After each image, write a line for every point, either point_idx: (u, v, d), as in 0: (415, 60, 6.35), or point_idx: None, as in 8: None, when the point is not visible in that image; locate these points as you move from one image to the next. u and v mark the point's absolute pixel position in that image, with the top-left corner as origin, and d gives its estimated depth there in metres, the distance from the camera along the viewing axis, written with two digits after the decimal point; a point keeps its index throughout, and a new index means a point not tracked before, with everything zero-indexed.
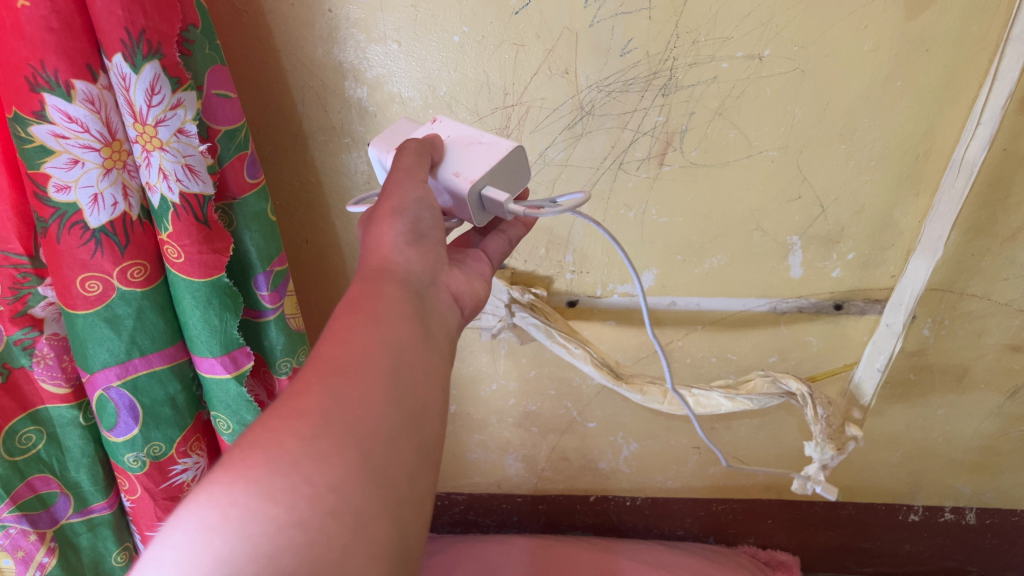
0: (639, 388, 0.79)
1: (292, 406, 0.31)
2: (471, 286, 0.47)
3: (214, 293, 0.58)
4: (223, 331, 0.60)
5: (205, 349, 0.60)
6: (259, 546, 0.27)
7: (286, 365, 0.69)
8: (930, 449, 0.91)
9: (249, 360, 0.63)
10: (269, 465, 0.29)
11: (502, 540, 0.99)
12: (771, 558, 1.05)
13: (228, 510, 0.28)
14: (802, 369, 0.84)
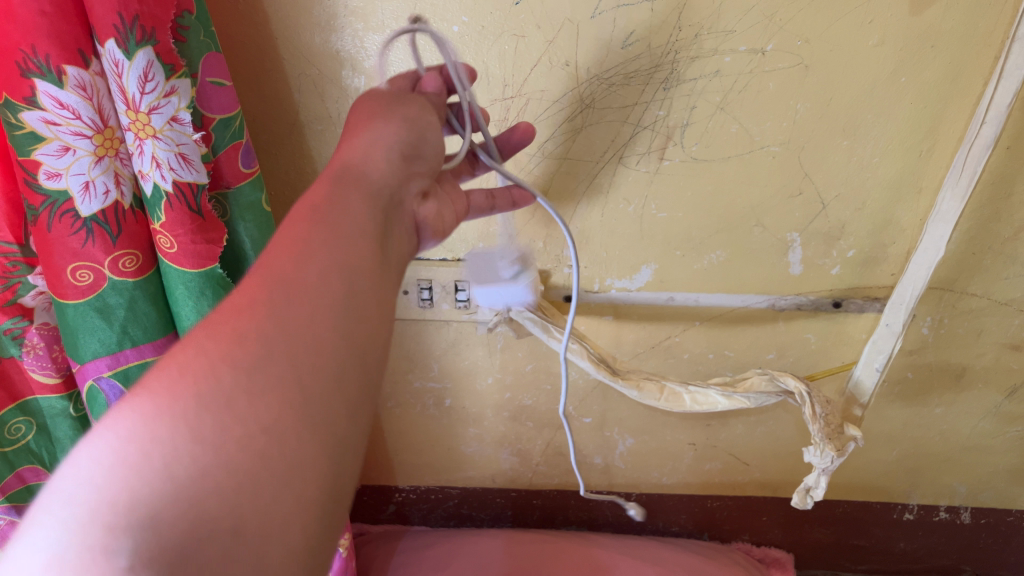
0: (636, 385, 0.77)
1: (228, 332, 0.29)
2: (440, 220, 0.46)
3: (207, 284, 0.57)
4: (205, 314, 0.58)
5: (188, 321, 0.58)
6: (184, 483, 0.25)
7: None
8: (926, 449, 0.91)
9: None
10: (201, 399, 0.27)
11: (496, 535, 0.99)
12: (766, 556, 1.05)
13: (149, 446, 0.25)
14: (800, 367, 0.83)
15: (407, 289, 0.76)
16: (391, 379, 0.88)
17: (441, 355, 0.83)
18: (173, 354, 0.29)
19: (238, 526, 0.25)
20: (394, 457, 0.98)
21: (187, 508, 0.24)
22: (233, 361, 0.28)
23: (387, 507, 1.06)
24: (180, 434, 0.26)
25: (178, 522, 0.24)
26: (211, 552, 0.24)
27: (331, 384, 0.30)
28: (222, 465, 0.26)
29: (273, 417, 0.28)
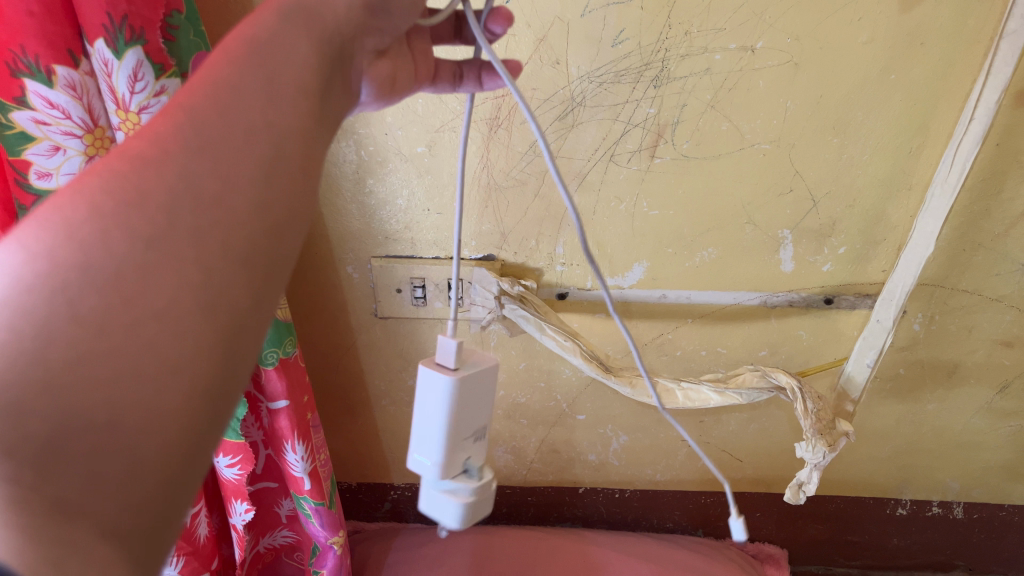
0: (629, 381, 0.78)
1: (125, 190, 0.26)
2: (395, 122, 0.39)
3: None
4: None
5: None
6: (68, 350, 0.23)
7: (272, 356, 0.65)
8: (919, 445, 0.91)
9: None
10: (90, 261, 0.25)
11: (491, 532, 0.99)
12: (760, 551, 1.05)
13: (22, 326, 0.23)
14: (793, 363, 0.83)
15: (400, 287, 0.76)
16: (385, 377, 0.88)
17: (435, 353, 0.84)
18: (56, 209, 0.26)
19: (112, 418, 0.23)
20: (388, 455, 0.99)
21: (54, 398, 0.22)
22: (127, 227, 0.25)
23: (382, 505, 1.06)
24: (55, 311, 0.23)
25: (44, 415, 0.22)
26: (84, 443, 0.22)
27: (240, 264, 0.27)
28: (101, 346, 0.23)
29: (175, 301, 0.25)
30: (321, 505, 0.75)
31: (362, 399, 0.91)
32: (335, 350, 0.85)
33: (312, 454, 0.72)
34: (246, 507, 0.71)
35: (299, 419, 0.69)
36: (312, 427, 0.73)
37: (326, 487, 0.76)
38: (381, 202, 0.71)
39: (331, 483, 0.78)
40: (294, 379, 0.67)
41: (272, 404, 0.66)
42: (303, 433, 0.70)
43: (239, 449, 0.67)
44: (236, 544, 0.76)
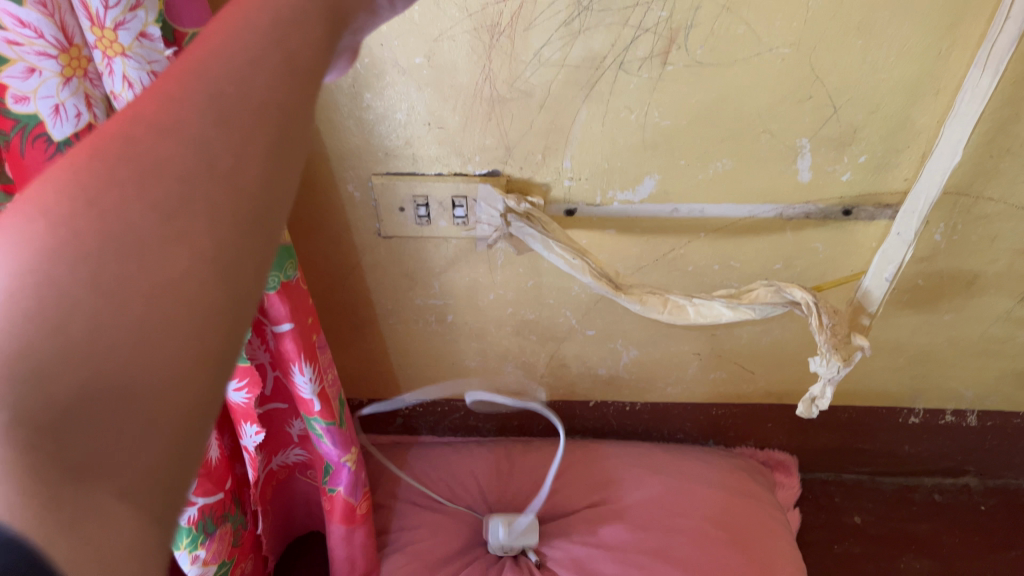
0: (639, 299, 0.75)
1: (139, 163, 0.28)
2: None
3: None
4: None
5: None
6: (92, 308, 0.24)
7: (273, 279, 0.62)
8: (934, 356, 0.90)
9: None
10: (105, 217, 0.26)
11: (501, 446, 0.99)
12: (770, 459, 1.05)
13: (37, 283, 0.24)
14: (808, 277, 0.81)
15: (403, 206, 0.74)
16: (392, 296, 0.87)
17: (441, 273, 0.83)
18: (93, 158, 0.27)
19: (133, 382, 0.24)
20: (398, 372, 0.98)
21: (79, 363, 0.23)
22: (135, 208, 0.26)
23: (394, 421, 1.06)
24: (71, 266, 0.24)
25: (66, 375, 0.23)
26: (95, 410, 0.23)
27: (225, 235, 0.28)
28: (153, 279, 0.25)
29: (190, 277, 0.26)
30: (332, 424, 0.74)
31: (369, 317, 0.90)
32: (340, 270, 0.84)
33: (319, 375, 0.71)
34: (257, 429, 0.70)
35: (303, 342, 0.68)
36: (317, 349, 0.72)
37: (335, 407, 0.75)
38: (380, 117, 0.68)
39: (340, 400, 0.78)
40: (297, 302, 0.66)
41: (274, 328, 0.65)
42: (308, 354, 0.69)
43: (245, 373, 0.66)
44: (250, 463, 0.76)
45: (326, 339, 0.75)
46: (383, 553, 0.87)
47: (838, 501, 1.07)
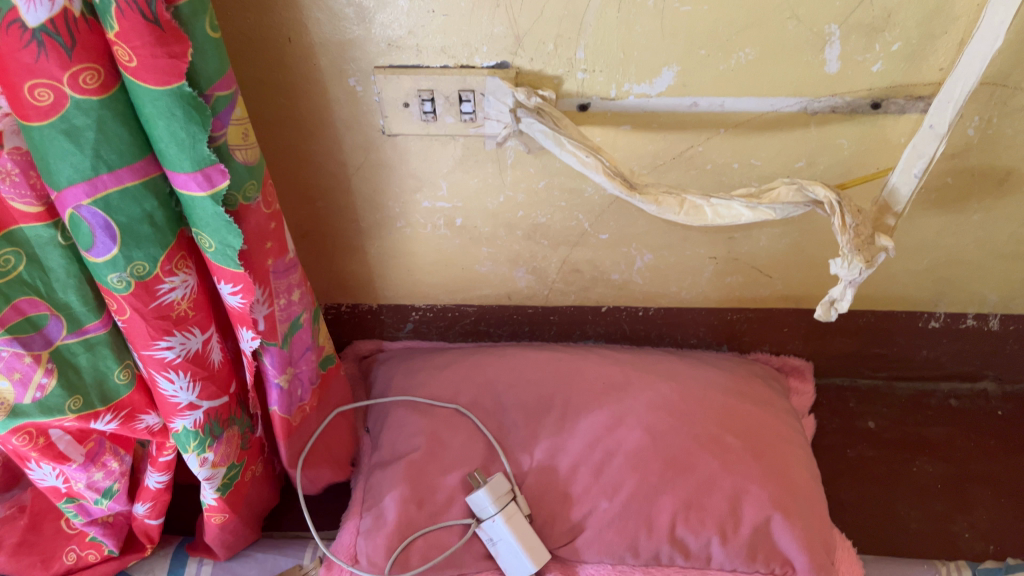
0: (654, 198, 0.72)
1: None
2: None
3: (176, 103, 0.52)
4: (189, 145, 0.54)
5: (175, 163, 0.55)
6: None
7: (235, 200, 0.62)
8: (958, 258, 0.87)
9: (226, 180, 0.57)
10: None
11: (511, 351, 0.98)
12: (785, 364, 1.04)
13: None
14: (831, 175, 0.77)
15: (407, 101, 0.71)
16: (399, 198, 0.84)
17: (449, 174, 0.80)
18: None
19: None
20: (406, 277, 0.96)
21: None
22: None
23: (404, 327, 1.04)
24: None
25: None
26: None
27: None
28: None
29: None
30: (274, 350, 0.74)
31: (376, 221, 0.88)
32: (345, 172, 0.81)
33: (272, 299, 0.71)
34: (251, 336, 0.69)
35: (258, 265, 0.68)
36: (276, 272, 0.71)
37: (281, 329, 0.75)
38: (357, 16, 0.66)
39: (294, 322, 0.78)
40: (256, 226, 0.65)
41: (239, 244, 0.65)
42: (262, 278, 0.69)
43: (237, 278, 0.64)
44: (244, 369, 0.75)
45: (292, 262, 0.73)
46: (389, 459, 0.89)
47: (852, 406, 1.07)
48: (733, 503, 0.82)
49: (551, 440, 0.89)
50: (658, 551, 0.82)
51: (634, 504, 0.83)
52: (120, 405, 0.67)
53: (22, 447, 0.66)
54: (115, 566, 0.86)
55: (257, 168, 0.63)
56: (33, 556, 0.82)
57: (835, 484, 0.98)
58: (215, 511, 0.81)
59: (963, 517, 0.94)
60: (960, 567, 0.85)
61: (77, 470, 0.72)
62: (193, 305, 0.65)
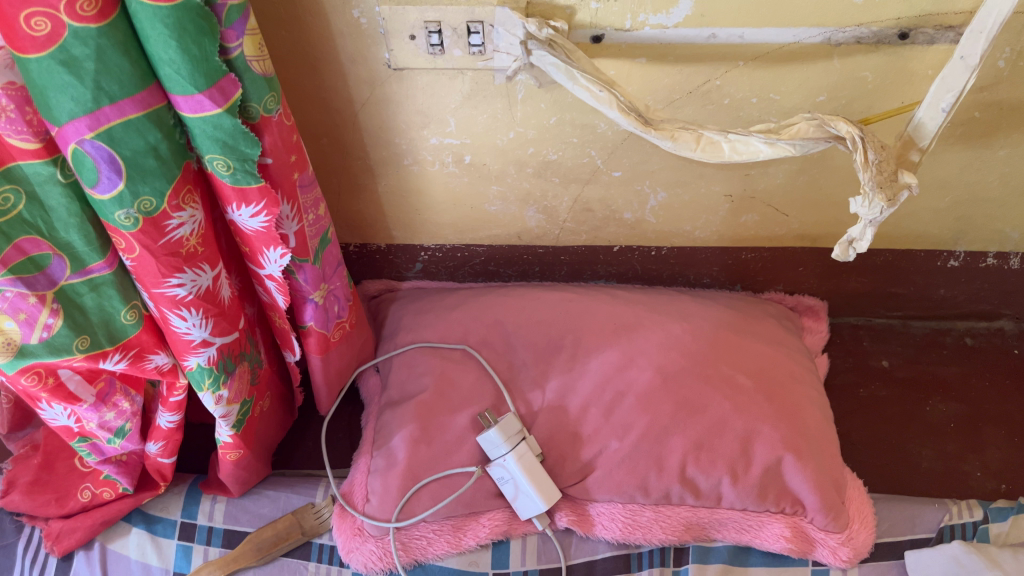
0: (669, 135, 0.70)
1: None
2: None
3: (186, 17, 0.50)
4: (201, 59, 0.53)
5: (185, 84, 0.54)
6: None
7: (257, 111, 0.60)
8: (981, 195, 0.85)
9: (238, 88, 0.56)
10: None
11: (522, 291, 0.96)
12: (799, 304, 1.02)
13: None
14: (853, 110, 0.75)
15: (413, 33, 0.69)
16: (405, 135, 0.82)
17: (457, 110, 0.78)
18: None
19: None
20: (414, 217, 0.94)
21: None
22: None
23: (413, 267, 1.03)
24: None
25: None
26: None
27: None
28: None
29: None
30: (306, 262, 0.74)
31: (383, 159, 0.86)
32: (350, 108, 0.79)
33: (299, 214, 0.70)
34: (281, 254, 0.68)
35: (283, 179, 0.66)
36: (303, 185, 0.70)
37: (312, 245, 0.74)
38: None
39: (323, 237, 0.77)
40: (281, 139, 0.63)
41: (260, 160, 0.64)
42: (289, 193, 0.67)
43: (262, 195, 0.63)
44: (272, 292, 0.74)
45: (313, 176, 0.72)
46: (399, 400, 0.89)
47: (866, 345, 1.05)
48: (745, 443, 0.82)
49: (561, 379, 0.88)
50: (668, 490, 0.82)
51: (645, 444, 0.83)
52: (128, 345, 0.66)
53: (32, 387, 0.66)
54: (131, 504, 0.86)
55: (273, 78, 0.61)
56: (48, 495, 0.84)
57: (846, 423, 0.98)
58: (230, 449, 0.81)
59: (975, 456, 0.94)
60: (970, 509, 0.85)
61: (89, 411, 0.72)
62: (201, 241, 0.64)
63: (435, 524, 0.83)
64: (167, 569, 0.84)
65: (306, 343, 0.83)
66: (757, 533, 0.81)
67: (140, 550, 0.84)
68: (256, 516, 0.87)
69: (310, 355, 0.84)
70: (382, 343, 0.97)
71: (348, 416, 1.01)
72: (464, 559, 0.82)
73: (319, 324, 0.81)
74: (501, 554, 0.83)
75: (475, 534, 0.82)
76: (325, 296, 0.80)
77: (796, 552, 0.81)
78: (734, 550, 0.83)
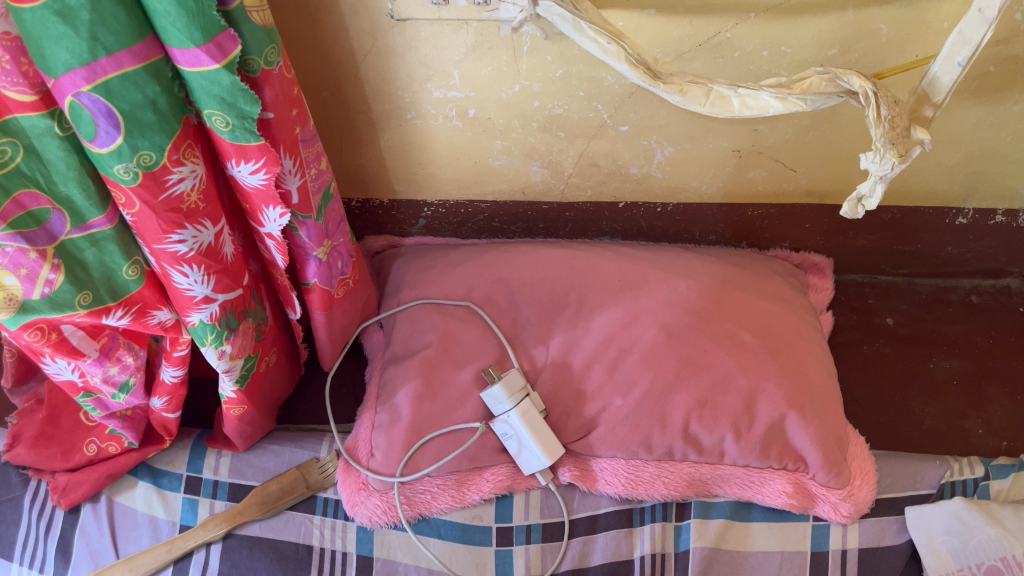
0: (678, 89, 0.68)
1: None
2: None
3: None
4: (198, 14, 0.51)
5: (182, 38, 0.52)
6: None
7: (256, 65, 0.59)
8: (993, 151, 0.84)
9: (238, 46, 0.54)
10: None
11: (526, 247, 0.96)
12: (805, 262, 1.01)
13: None
14: (866, 63, 0.73)
15: None
16: (408, 87, 0.80)
17: (462, 62, 0.77)
18: None
19: None
20: (418, 172, 0.93)
21: None
22: None
23: (416, 223, 1.02)
24: None
25: None
26: None
27: None
28: None
29: None
30: (308, 218, 0.73)
31: (385, 112, 0.84)
32: (351, 60, 0.77)
33: (302, 170, 0.69)
34: (280, 213, 0.67)
35: (285, 134, 0.65)
36: (304, 140, 0.69)
37: (314, 201, 0.73)
38: None
39: (325, 192, 0.76)
40: (281, 92, 0.62)
41: (261, 115, 0.62)
42: (291, 148, 0.66)
43: (262, 153, 0.61)
44: (272, 250, 0.73)
45: (314, 130, 0.71)
46: (403, 355, 0.89)
47: (872, 302, 1.05)
48: (749, 401, 0.82)
49: (565, 336, 0.88)
50: (671, 447, 0.82)
51: (649, 400, 0.83)
52: (130, 300, 0.66)
53: (35, 343, 0.65)
54: (136, 458, 0.86)
55: (272, 30, 0.59)
56: (53, 449, 0.84)
57: (849, 380, 0.98)
58: (234, 404, 0.81)
59: (977, 414, 0.95)
60: (971, 466, 0.85)
61: (93, 366, 0.72)
62: (202, 196, 0.64)
63: (438, 478, 0.83)
64: (173, 522, 0.84)
65: (309, 299, 0.82)
66: (759, 489, 0.82)
67: (147, 503, 0.85)
68: (260, 470, 0.87)
69: (313, 312, 0.84)
70: (385, 299, 0.96)
71: (351, 371, 1.01)
72: (467, 513, 0.83)
73: (322, 281, 0.80)
74: (504, 509, 0.84)
75: (478, 489, 0.83)
76: (328, 253, 0.79)
77: (798, 507, 0.81)
78: (736, 506, 0.83)
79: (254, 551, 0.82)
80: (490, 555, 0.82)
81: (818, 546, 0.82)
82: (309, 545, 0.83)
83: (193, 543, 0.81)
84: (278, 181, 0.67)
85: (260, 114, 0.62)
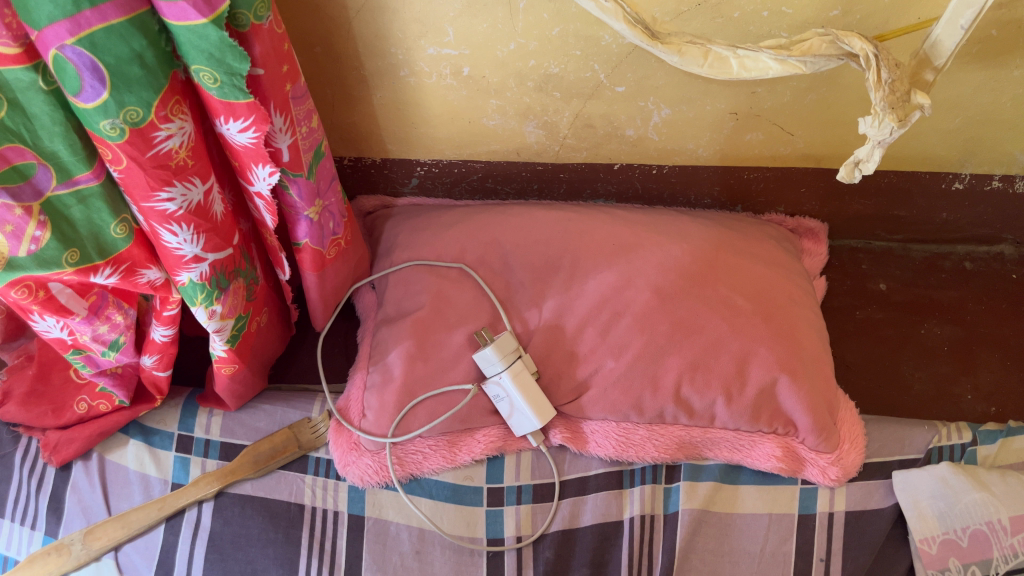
0: (677, 49, 0.67)
1: None
2: None
3: None
4: None
5: None
6: None
7: (246, 20, 0.57)
8: (993, 116, 0.83)
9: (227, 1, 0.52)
10: None
11: (520, 208, 0.95)
12: (799, 226, 1.01)
13: None
14: (868, 26, 0.72)
15: None
16: (402, 43, 0.79)
17: (457, 18, 0.75)
18: None
19: None
20: (411, 131, 0.92)
21: None
22: None
23: (408, 183, 1.01)
24: None
25: None
26: None
27: None
28: None
29: None
30: (299, 176, 0.72)
31: (378, 69, 0.83)
32: (344, 14, 0.76)
33: (292, 128, 0.68)
34: (270, 171, 0.66)
35: (275, 91, 0.64)
36: (295, 97, 0.67)
37: (305, 159, 0.72)
38: None
39: (317, 150, 0.75)
40: (270, 47, 0.61)
41: (250, 71, 0.61)
42: (281, 105, 0.65)
43: (251, 110, 0.60)
44: (262, 210, 0.72)
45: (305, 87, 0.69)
46: (395, 317, 0.89)
47: (865, 268, 1.05)
48: (741, 365, 0.82)
49: (558, 299, 0.87)
50: (662, 410, 0.82)
51: (641, 364, 0.83)
52: (119, 258, 0.65)
53: (22, 300, 0.64)
54: (127, 416, 0.86)
55: None
56: (44, 406, 0.84)
57: (842, 345, 0.98)
58: (225, 363, 0.81)
59: (967, 379, 0.95)
60: (959, 431, 0.86)
61: (82, 324, 0.72)
62: (191, 153, 0.62)
63: (430, 439, 0.83)
64: (165, 480, 0.84)
65: (300, 259, 0.81)
66: (748, 453, 0.83)
67: (138, 461, 0.85)
68: (252, 430, 0.87)
69: (305, 272, 0.83)
70: (377, 259, 0.96)
71: (344, 332, 1.01)
72: (459, 473, 0.83)
73: (314, 241, 0.80)
74: (496, 469, 0.84)
75: (470, 450, 0.83)
76: (320, 212, 0.78)
77: (786, 470, 0.82)
78: (725, 468, 0.84)
79: (247, 509, 0.82)
80: (481, 515, 0.82)
81: (806, 508, 0.83)
82: (301, 504, 0.83)
83: (186, 501, 0.81)
84: (268, 139, 0.66)
85: (249, 70, 0.60)
